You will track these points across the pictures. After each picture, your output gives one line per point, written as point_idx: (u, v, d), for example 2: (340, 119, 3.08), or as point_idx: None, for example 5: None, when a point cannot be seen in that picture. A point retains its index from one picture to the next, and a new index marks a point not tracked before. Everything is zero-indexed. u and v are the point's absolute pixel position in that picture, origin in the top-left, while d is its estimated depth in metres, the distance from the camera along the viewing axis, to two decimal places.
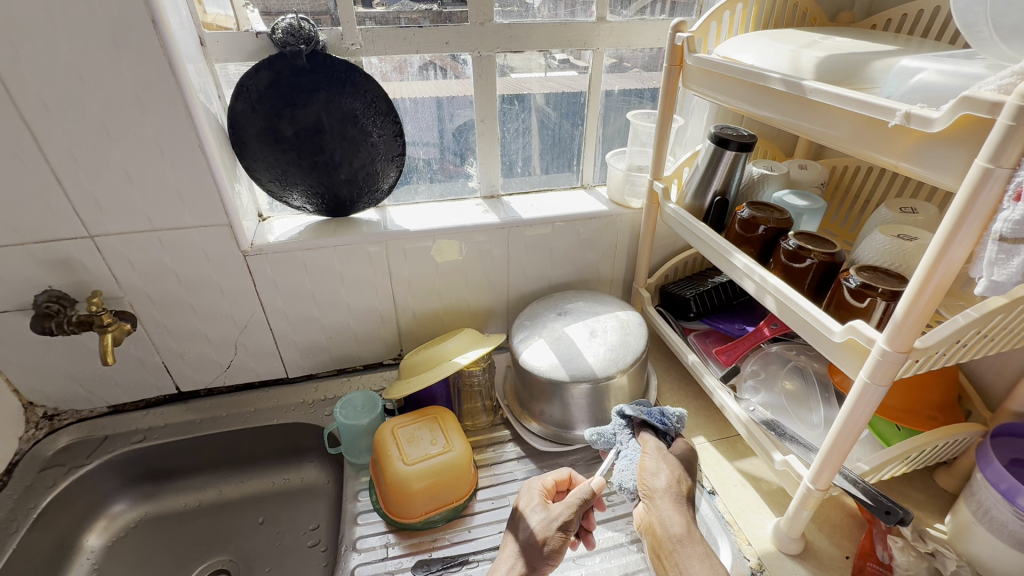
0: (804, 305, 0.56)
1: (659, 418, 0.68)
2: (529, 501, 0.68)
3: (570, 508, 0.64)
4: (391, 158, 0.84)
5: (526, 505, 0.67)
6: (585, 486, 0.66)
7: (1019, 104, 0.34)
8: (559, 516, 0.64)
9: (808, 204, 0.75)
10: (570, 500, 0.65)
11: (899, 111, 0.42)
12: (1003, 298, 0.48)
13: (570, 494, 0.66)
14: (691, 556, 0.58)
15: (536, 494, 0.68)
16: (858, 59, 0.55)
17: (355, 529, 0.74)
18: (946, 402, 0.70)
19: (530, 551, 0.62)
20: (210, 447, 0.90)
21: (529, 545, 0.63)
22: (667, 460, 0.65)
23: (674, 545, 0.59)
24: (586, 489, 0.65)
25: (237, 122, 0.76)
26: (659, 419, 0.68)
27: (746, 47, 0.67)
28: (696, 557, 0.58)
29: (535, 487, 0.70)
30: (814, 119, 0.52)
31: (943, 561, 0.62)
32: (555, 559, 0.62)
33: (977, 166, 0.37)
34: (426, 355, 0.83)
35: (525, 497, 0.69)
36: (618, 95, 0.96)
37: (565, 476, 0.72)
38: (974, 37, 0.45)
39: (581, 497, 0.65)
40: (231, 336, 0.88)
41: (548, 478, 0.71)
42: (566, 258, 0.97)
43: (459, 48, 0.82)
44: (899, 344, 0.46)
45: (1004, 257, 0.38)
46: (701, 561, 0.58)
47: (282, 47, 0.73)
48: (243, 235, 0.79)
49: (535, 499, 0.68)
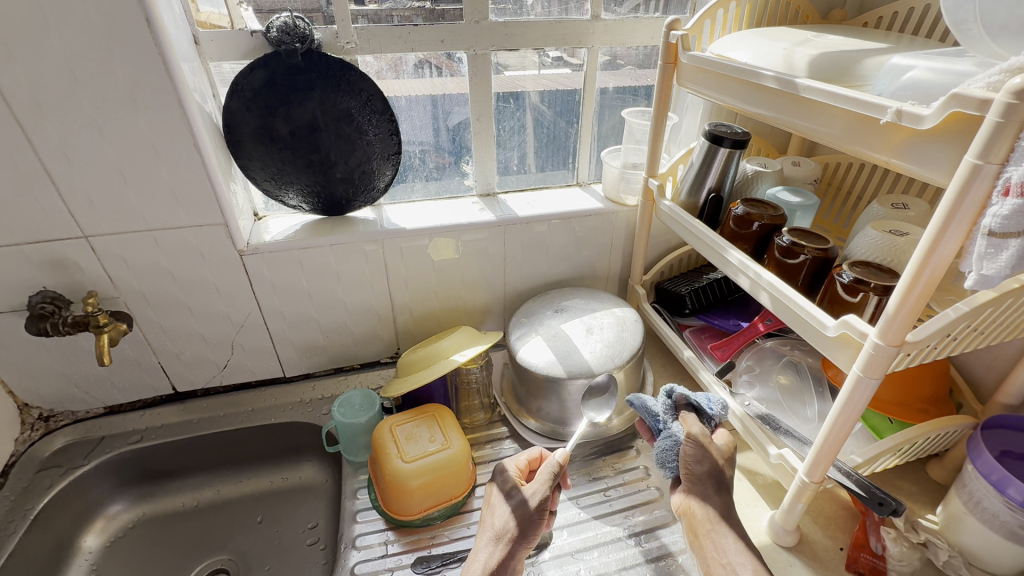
0: (799, 301, 0.56)
1: (705, 401, 0.69)
2: (506, 483, 0.69)
3: (545, 485, 0.66)
4: (387, 156, 0.84)
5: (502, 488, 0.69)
6: (551, 460, 0.68)
7: (1007, 101, 0.34)
8: (534, 495, 0.65)
9: (801, 200, 0.75)
10: (544, 477, 0.67)
11: (890, 109, 0.43)
12: (992, 292, 0.49)
13: (540, 471, 0.68)
14: (723, 537, 0.61)
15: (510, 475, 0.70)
16: (850, 57, 0.56)
17: (355, 527, 0.74)
18: (937, 395, 0.71)
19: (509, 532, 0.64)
20: (209, 447, 0.90)
21: (509, 527, 0.64)
22: (712, 450, 0.66)
23: (711, 527, 0.62)
24: (553, 464, 0.67)
25: (231, 121, 0.76)
26: (706, 402, 0.69)
27: (740, 44, 0.67)
28: (728, 538, 0.61)
29: (508, 468, 0.71)
30: (808, 116, 0.53)
31: (935, 551, 0.64)
32: (530, 538, 0.64)
33: (967, 162, 0.38)
34: (424, 353, 0.84)
35: (500, 481, 0.70)
36: (613, 93, 0.96)
37: (536, 456, 0.73)
38: (963, 35, 0.46)
39: (552, 471, 0.67)
40: (227, 336, 0.88)
41: (520, 458, 0.73)
42: (562, 255, 0.97)
43: (454, 46, 0.82)
44: (891, 338, 0.47)
45: (993, 251, 0.39)
46: (733, 545, 0.61)
47: (277, 45, 0.73)
48: (239, 234, 0.79)
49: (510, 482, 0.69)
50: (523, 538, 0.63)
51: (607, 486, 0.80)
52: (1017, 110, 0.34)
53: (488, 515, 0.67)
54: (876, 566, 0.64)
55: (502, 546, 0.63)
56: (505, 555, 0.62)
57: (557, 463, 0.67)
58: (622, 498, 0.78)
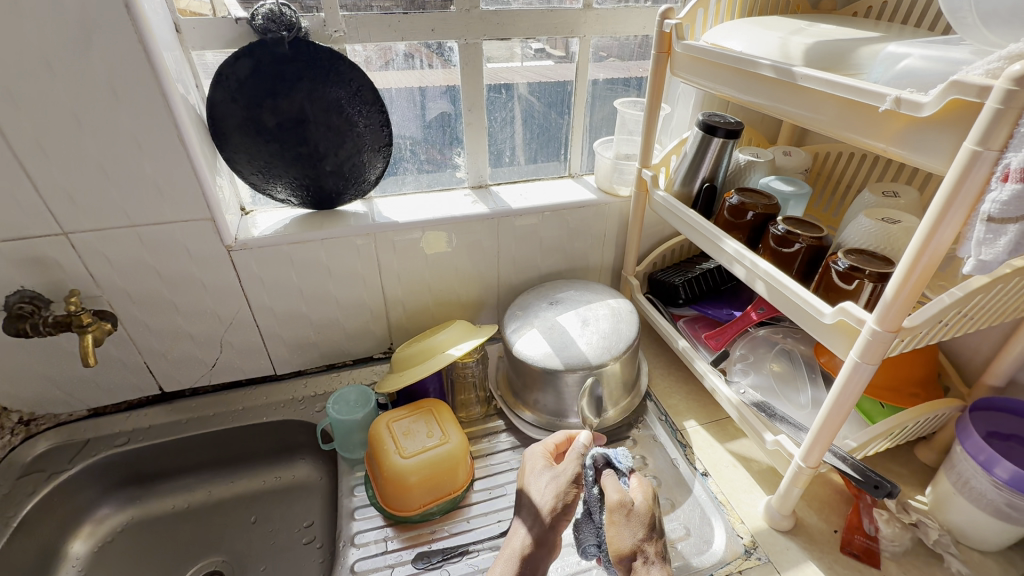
0: (795, 288, 0.57)
1: (615, 456, 0.63)
2: (536, 465, 0.69)
3: (577, 461, 0.66)
4: (378, 148, 0.82)
5: (532, 470, 0.69)
6: (579, 442, 0.67)
7: (1007, 87, 0.35)
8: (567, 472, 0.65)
9: (794, 189, 0.76)
10: (573, 454, 0.66)
11: (889, 96, 0.43)
12: (984, 279, 0.50)
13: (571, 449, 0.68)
14: None
15: (538, 457, 0.69)
16: (845, 44, 0.56)
17: (352, 524, 0.73)
18: (926, 378, 0.72)
19: (544, 512, 0.63)
20: (200, 448, 0.88)
21: (546, 502, 0.64)
22: (631, 525, 0.57)
23: None
24: (581, 446, 0.66)
25: (216, 113, 0.73)
26: (615, 456, 0.64)
27: (735, 34, 0.67)
28: None
29: (537, 451, 0.70)
30: (804, 104, 0.53)
31: (926, 531, 0.65)
32: (569, 514, 0.63)
33: (965, 149, 0.38)
34: (421, 347, 0.83)
35: (530, 463, 0.70)
36: (603, 84, 0.96)
37: (565, 438, 0.72)
38: (958, 23, 0.46)
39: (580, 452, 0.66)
40: (216, 334, 0.86)
41: (549, 442, 0.71)
42: (556, 247, 0.97)
43: (444, 35, 0.80)
44: (888, 324, 0.47)
45: (992, 237, 0.39)
46: None
47: (263, 33, 0.70)
48: (227, 229, 0.77)
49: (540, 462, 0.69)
50: (561, 516, 0.63)
51: None
52: (1017, 96, 0.34)
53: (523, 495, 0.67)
54: (870, 547, 0.66)
55: (541, 524, 0.63)
56: (545, 529, 0.62)
57: (584, 444, 0.67)
58: None
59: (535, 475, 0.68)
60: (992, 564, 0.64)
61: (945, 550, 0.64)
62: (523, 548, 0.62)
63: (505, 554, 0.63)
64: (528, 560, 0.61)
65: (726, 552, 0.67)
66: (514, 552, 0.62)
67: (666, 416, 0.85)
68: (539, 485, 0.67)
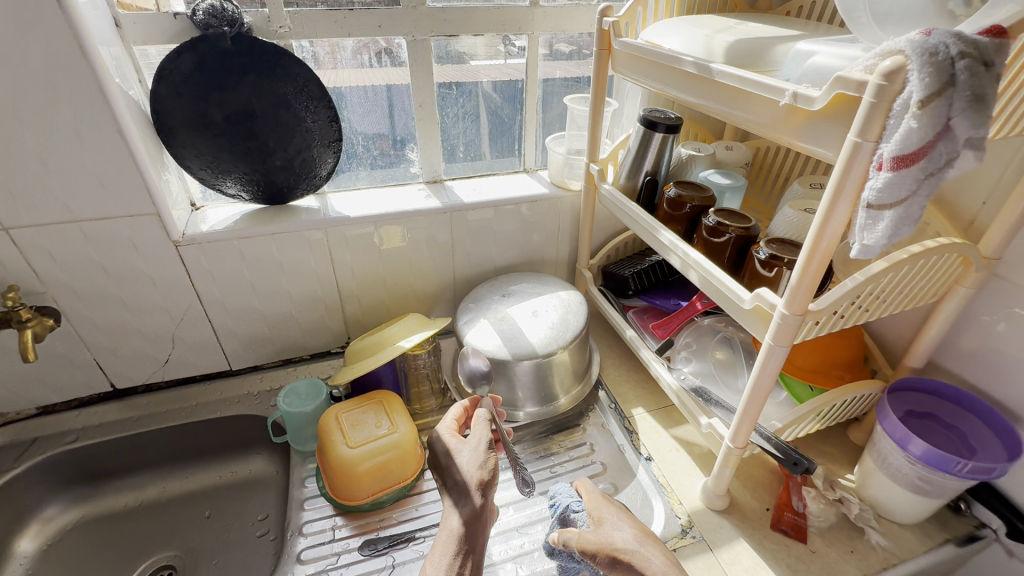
0: (719, 277, 0.60)
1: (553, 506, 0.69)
2: (447, 443, 0.70)
3: (487, 427, 0.70)
4: (328, 143, 0.83)
5: (448, 449, 0.69)
6: (481, 414, 0.72)
7: (879, 82, 0.36)
8: (481, 440, 0.69)
9: (730, 181, 0.77)
10: (480, 423, 0.71)
11: (787, 91, 0.46)
12: (884, 262, 0.54)
13: (476, 421, 0.72)
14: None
15: (446, 429, 0.72)
16: (765, 41, 0.59)
17: (301, 514, 0.74)
18: (854, 361, 0.75)
19: (473, 483, 0.64)
20: (153, 444, 0.88)
21: (474, 474, 0.65)
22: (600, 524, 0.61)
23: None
24: (485, 415, 0.72)
25: (161, 107, 0.73)
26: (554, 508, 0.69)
27: (668, 32, 0.69)
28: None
29: (442, 427, 0.72)
30: (722, 100, 0.56)
31: (849, 506, 0.69)
32: (494, 482, 0.66)
33: (848, 141, 0.40)
34: (372, 341, 0.84)
35: (442, 444, 0.70)
36: (559, 81, 0.97)
37: (463, 410, 0.76)
38: (853, 23, 0.49)
39: (485, 422, 0.71)
40: (167, 330, 0.86)
41: (448, 418, 0.74)
42: (511, 241, 0.99)
43: (392, 31, 0.81)
44: (795, 307, 0.51)
45: (872, 223, 0.41)
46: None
47: (205, 28, 0.70)
48: (173, 224, 0.77)
49: (452, 439, 0.70)
50: (488, 482, 0.65)
51: (555, 462, 0.82)
52: (886, 91, 0.36)
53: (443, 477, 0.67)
54: (800, 524, 0.69)
55: (475, 497, 0.63)
56: (479, 500, 0.63)
57: (487, 413, 0.72)
58: (568, 473, 0.81)
59: (447, 452, 0.69)
60: (910, 536, 0.68)
61: (866, 524, 0.68)
62: (462, 526, 0.61)
63: (442, 540, 0.60)
64: (468, 536, 0.60)
65: (664, 531, 0.69)
66: (451, 529, 0.61)
67: (615, 404, 0.88)
68: (460, 460, 0.67)
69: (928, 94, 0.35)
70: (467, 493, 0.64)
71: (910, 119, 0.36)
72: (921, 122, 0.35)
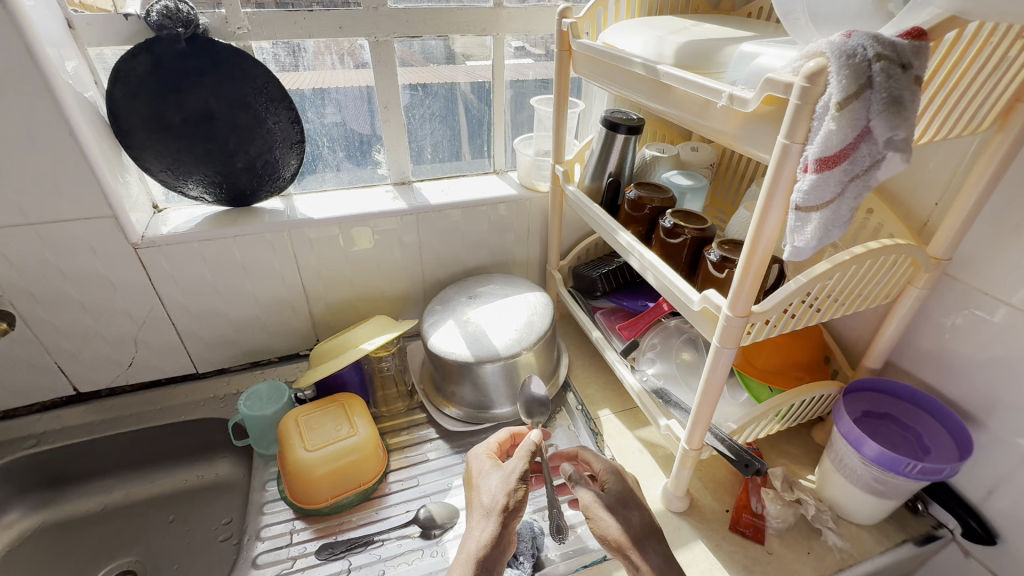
0: (672, 279, 0.61)
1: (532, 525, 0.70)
2: (480, 465, 0.70)
3: (525, 459, 0.67)
4: (291, 145, 0.83)
5: (479, 471, 0.69)
6: (527, 440, 0.68)
7: (803, 84, 0.36)
8: (515, 469, 0.67)
9: (692, 182, 0.77)
10: (521, 452, 0.68)
11: (723, 93, 0.46)
12: (827, 264, 0.54)
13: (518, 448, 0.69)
14: None
15: (486, 454, 0.71)
16: (715, 43, 0.58)
17: (261, 518, 0.74)
18: (814, 361, 0.76)
19: (495, 508, 0.64)
20: (117, 448, 0.87)
21: (498, 499, 0.64)
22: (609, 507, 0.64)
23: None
24: (530, 442, 0.68)
25: (117, 109, 0.73)
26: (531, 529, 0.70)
27: (625, 33, 0.69)
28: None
29: (481, 450, 0.72)
30: (671, 102, 0.56)
31: (807, 507, 0.69)
32: (520, 510, 0.64)
33: (779, 143, 0.40)
34: (336, 342, 0.84)
35: (477, 464, 0.71)
36: (534, 83, 0.98)
37: (508, 436, 0.75)
38: (793, 26, 0.49)
39: (529, 450, 0.67)
40: (130, 333, 0.85)
41: (491, 440, 0.74)
42: (480, 243, 0.99)
43: (354, 32, 0.80)
44: (740, 309, 0.51)
45: (801, 225, 0.41)
46: None
47: (159, 30, 0.69)
48: (132, 227, 0.77)
49: (487, 462, 0.70)
50: (512, 508, 0.63)
51: None
52: (809, 93, 0.36)
53: (474, 496, 0.67)
54: (758, 526, 0.69)
55: (496, 522, 0.62)
56: (499, 527, 0.62)
57: (532, 443, 0.68)
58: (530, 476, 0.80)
59: (480, 475, 0.69)
60: (868, 536, 0.68)
61: (824, 524, 0.68)
62: (480, 550, 0.60)
63: (461, 556, 0.61)
64: (485, 560, 0.60)
65: None
66: (470, 552, 0.61)
67: (581, 405, 0.88)
68: (488, 483, 0.67)
69: (846, 96, 0.35)
70: (490, 517, 0.63)
71: (830, 121, 0.36)
72: (840, 124, 0.35)
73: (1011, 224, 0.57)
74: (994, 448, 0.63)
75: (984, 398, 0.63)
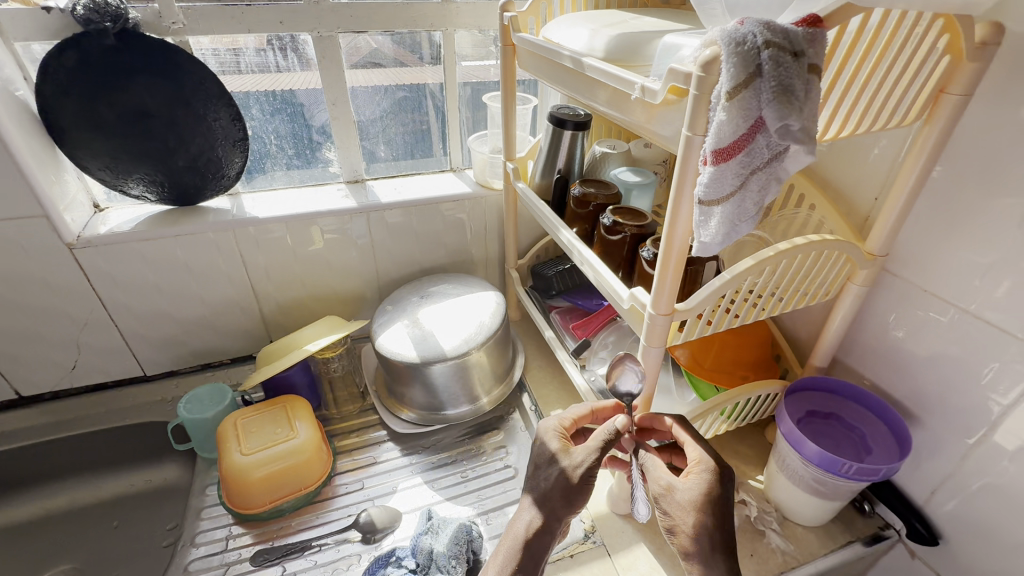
0: (605, 275, 0.60)
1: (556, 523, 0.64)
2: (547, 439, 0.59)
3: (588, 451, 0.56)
4: (234, 142, 0.81)
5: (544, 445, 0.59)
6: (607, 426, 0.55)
7: (700, 72, 0.35)
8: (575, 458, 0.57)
9: (639, 179, 0.76)
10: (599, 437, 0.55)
11: (636, 84, 0.45)
12: (751, 260, 0.52)
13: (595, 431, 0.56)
14: None
15: (556, 433, 0.60)
16: (646, 33, 0.56)
17: (198, 523, 0.73)
18: (761, 360, 0.75)
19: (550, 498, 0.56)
20: (58, 454, 0.85)
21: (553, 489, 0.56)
22: (681, 508, 0.52)
23: None
24: (611, 427, 0.55)
25: (47, 106, 0.71)
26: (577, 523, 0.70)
27: (563, 23, 0.67)
28: None
29: (554, 424, 0.61)
30: (598, 95, 0.55)
31: (750, 508, 0.68)
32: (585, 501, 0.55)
33: (682, 135, 0.39)
34: (283, 342, 0.82)
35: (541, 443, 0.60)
36: (493, 83, 0.97)
37: (586, 412, 0.63)
38: (709, 16, 0.48)
39: (611, 433, 0.54)
40: (71, 335, 0.83)
41: (567, 415, 0.62)
42: (436, 241, 0.97)
43: (296, 27, 0.79)
44: (663, 307, 0.50)
45: (705, 219, 0.39)
46: None
47: (86, 24, 0.67)
48: (66, 227, 0.75)
49: (554, 444, 0.58)
50: (568, 503, 0.55)
51: (467, 467, 0.81)
52: (706, 83, 0.35)
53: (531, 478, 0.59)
54: None
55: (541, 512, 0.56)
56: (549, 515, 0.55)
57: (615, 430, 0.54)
58: (479, 479, 0.80)
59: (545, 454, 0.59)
60: (813, 538, 0.67)
61: (766, 526, 0.67)
62: (528, 534, 0.55)
63: (506, 541, 0.56)
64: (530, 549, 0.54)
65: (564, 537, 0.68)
66: (517, 537, 0.56)
67: (535, 406, 0.87)
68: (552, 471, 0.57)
69: (735, 85, 0.34)
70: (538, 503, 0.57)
71: (721, 112, 0.35)
72: (731, 115, 0.34)
73: (944, 221, 0.56)
74: (936, 446, 0.62)
75: (926, 396, 0.62)
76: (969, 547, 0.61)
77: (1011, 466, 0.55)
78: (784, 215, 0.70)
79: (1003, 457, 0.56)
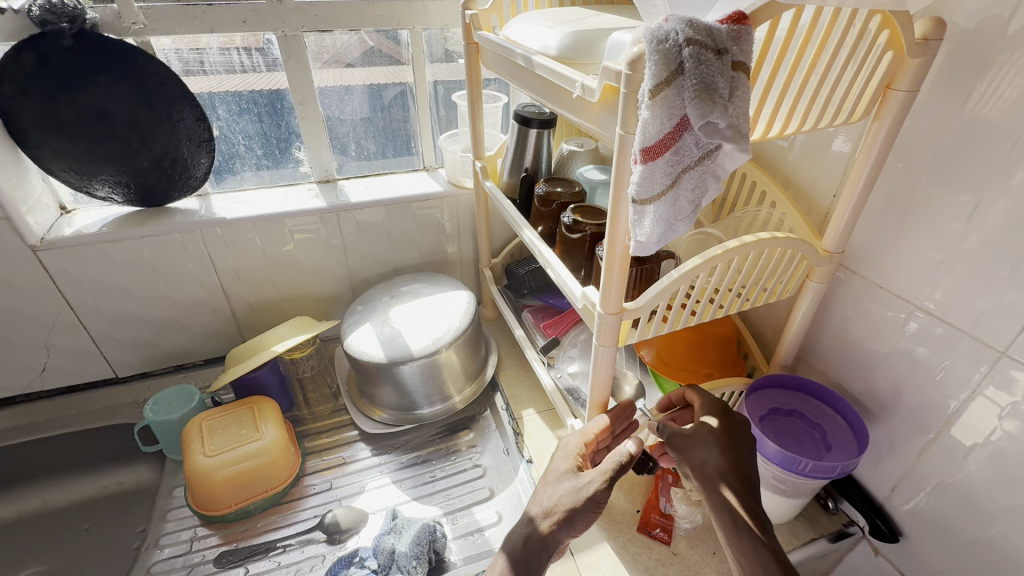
0: (560, 274, 0.60)
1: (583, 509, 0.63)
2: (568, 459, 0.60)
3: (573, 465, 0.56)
4: (200, 142, 0.81)
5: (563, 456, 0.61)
6: (618, 450, 0.55)
7: (628, 69, 0.35)
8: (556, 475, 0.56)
9: (605, 177, 0.76)
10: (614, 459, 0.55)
11: (577, 82, 0.45)
12: (700, 258, 0.52)
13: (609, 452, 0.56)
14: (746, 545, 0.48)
15: (575, 454, 0.60)
16: (599, 31, 0.56)
17: (163, 526, 0.73)
18: (725, 359, 0.75)
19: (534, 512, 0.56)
20: (29, 457, 0.85)
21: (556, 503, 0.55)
22: (693, 443, 0.55)
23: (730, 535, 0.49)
24: (623, 452, 0.54)
25: (8, 109, 0.70)
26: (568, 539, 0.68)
27: (522, 21, 0.66)
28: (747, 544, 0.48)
29: (574, 444, 0.61)
30: (548, 93, 0.55)
31: None
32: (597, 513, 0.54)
33: (617, 134, 0.39)
34: (251, 343, 0.82)
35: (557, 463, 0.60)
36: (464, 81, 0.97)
37: (602, 428, 0.62)
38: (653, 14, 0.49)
39: (618, 462, 0.54)
40: (40, 338, 0.83)
41: (587, 431, 0.62)
42: (408, 241, 0.97)
43: (260, 26, 0.78)
44: (612, 306, 0.50)
45: (639, 219, 0.39)
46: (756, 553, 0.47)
47: (42, 25, 0.67)
48: (29, 229, 0.75)
49: (569, 463, 0.59)
50: (572, 523, 0.53)
51: (435, 467, 0.81)
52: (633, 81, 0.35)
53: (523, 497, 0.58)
54: (666, 526, 0.68)
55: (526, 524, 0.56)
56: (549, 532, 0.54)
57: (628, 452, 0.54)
58: (446, 479, 0.79)
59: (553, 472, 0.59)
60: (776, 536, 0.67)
61: None
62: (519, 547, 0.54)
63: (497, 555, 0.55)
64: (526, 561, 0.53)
65: None
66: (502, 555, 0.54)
67: (506, 405, 0.87)
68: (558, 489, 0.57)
69: (657, 83, 0.34)
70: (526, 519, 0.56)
71: (646, 110, 0.34)
72: (654, 113, 0.34)
73: (898, 218, 0.56)
74: (896, 443, 0.62)
75: (886, 393, 0.62)
76: (928, 544, 0.61)
77: (967, 463, 0.55)
78: (746, 212, 0.69)
79: (959, 454, 0.55)
